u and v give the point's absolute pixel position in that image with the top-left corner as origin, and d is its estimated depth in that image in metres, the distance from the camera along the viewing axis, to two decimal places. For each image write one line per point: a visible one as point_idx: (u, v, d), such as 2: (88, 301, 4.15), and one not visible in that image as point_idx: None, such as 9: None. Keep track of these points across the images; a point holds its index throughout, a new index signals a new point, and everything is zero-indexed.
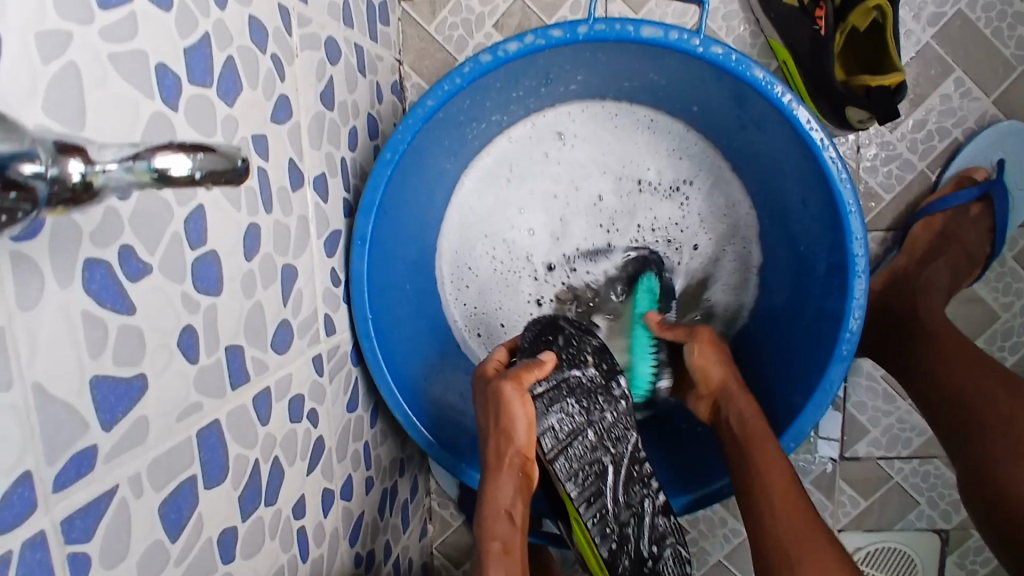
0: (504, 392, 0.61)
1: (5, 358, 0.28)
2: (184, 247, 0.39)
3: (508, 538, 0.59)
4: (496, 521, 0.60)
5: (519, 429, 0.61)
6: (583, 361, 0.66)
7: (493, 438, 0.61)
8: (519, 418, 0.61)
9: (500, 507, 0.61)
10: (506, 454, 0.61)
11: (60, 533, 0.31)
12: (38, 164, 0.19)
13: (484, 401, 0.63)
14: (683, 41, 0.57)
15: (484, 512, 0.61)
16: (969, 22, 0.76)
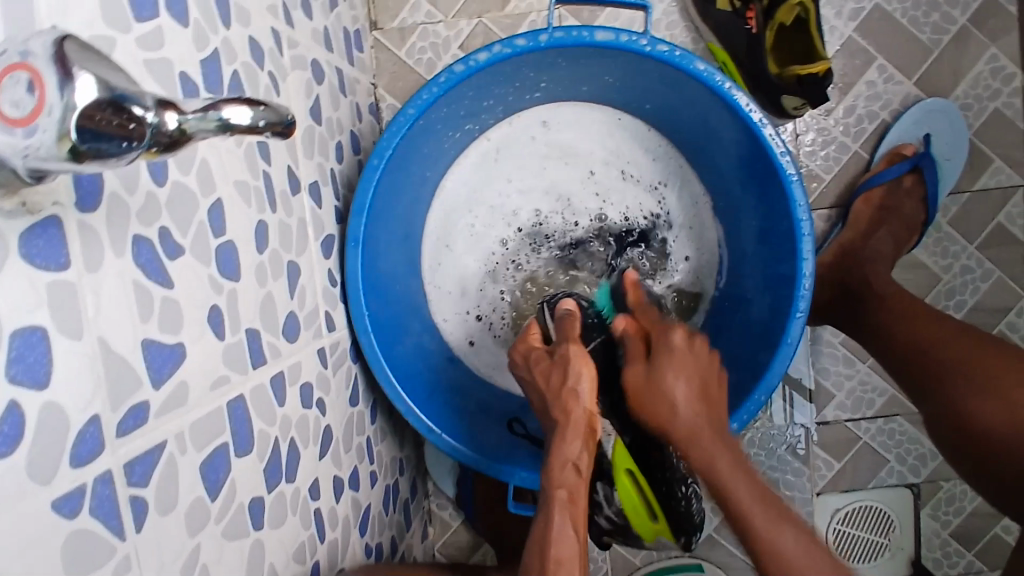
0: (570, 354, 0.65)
1: (77, 312, 0.32)
2: (207, 233, 0.44)
3: (573, 490, 0.62)
4: (562, 473, 0.62)
5: (584, 390, 0.64)
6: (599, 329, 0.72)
7: (558, 398, 0.64)
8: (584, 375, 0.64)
9: (564, 461, 0.63)
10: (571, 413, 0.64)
11: (123, 474, 0.34)
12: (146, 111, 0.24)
13: (543, 368, 0.67)
14: (633, 42, 0.64)
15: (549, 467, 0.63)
16: (882, 18, 0.85)
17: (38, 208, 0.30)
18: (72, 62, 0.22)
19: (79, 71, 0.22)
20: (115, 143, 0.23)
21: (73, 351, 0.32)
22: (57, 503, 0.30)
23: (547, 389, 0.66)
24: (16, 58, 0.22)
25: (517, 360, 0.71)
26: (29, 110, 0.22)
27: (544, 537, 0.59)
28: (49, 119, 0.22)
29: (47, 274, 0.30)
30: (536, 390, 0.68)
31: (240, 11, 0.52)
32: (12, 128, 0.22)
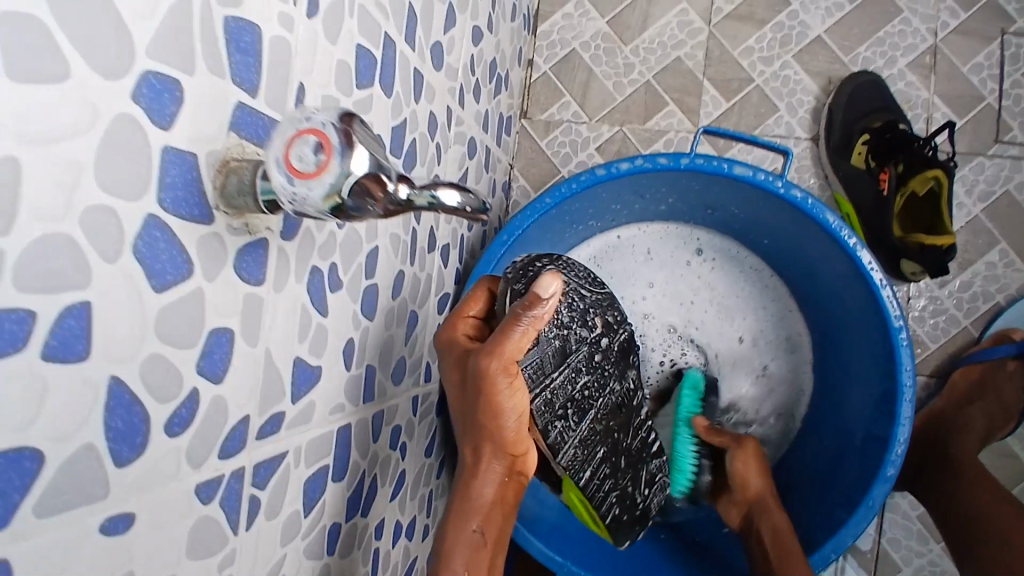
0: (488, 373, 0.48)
1: (257, 321, 0.36)
2: (361, 275, 0.49)
3: (484, 527, 0.53)
4: (466, 536, 0.52)
5: (510, 426, 0.51)
6: (592, 326, 0.61)
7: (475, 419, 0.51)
8: (510, 399, 0.49)
9: (472, 522, 0.53)
10: (485, 457, 0.52)
11: (251, 474, 0.38)
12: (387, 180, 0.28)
13: (468, 388, 0.51)
14: (769, 181, 0.68)
15: (449, 532, 0.52)
16: (1017, 203, 0.86)
17: (255, 229, 0.35)
18: (354, 135, 0.27)
19: (358, 144, 0.27)
20: (368, 208, 0.28)
21: (246, 355, 0.36)
22: (200, 487, 0.33)
23: (460, 401, 0.52)
24: (307, 122, 0.27)
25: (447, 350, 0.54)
26: (312, 167, 0.27)
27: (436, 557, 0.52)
28: (330, 179, 0.27)
29: (247, 286, 0.35)
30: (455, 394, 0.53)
31: (430, 89, 0.59)
32: (294, 179, 0.27)
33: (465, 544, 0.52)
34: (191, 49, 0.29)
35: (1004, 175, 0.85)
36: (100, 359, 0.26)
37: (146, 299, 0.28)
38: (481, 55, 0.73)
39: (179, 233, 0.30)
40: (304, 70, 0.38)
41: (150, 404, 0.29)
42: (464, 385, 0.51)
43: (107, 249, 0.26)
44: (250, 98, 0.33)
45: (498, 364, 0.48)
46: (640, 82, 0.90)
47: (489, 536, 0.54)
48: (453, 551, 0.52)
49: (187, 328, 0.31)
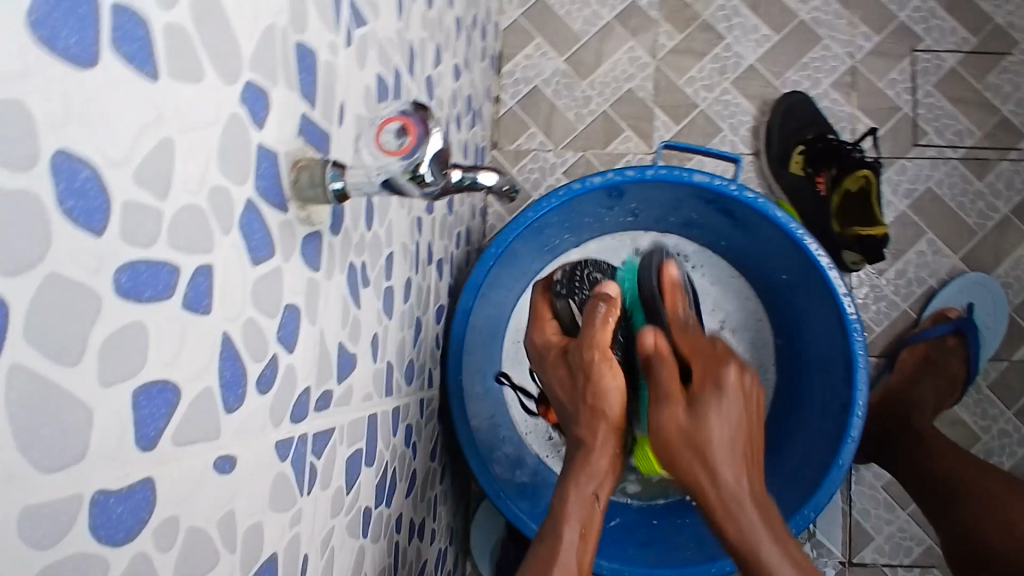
0: (589, 359, 0.64)
1: (316, 303, 0.42)
2: (382, 275, 0.54)
3: (598, 491, 0.64)
4: (582, 503, 0.63)
5: (612, 403, 0.64)
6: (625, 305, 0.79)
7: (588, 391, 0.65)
8: (610, 376, 0.64)
9: (585, 492, 0.63)
10: (598, 425, 0.65)
11: (311, 443, 0.42)
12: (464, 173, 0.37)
13: (573, 378, 0.67)
14: (724, 186, 0.77)
15: (565, 497, 0.63)
16: (935, 199, 0.98)
17: (315, 222, 0.41)
18: (431, 123, 0.34)
19: (434, 132, 0.34)
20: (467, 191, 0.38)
21: (309, 332, 0.41)
22: (281, 445, 0.38)
23: (568, 383, 0.67)
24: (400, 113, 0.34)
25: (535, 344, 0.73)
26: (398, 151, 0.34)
27: (556, 522, 0.62)
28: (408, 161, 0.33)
29: (309, 271, 0.41)
30: (557, 381, 0.69)
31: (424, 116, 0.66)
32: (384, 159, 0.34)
33: (585, 501, 0.63)
34: (272, 64, 0.35)
35: (926, 173, 0.98)
36: (217, 314, 0.31)
37: (245, 270, 0.34)
38: (460, 89, 0.81)
39: (266, 218, 0.36)
40: (343, 90, 0.44)
41: (248, 362, 0.34)
42: (571, 374, 0.67)
43: (223, 223, 0.32)
44: (310, 109, 0.39)
45: (597, 351, 0.64)
46: (598, 112, 1.00)
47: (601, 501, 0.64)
48: (572, 510, 0.63)
49: (270, 300, 0.36)
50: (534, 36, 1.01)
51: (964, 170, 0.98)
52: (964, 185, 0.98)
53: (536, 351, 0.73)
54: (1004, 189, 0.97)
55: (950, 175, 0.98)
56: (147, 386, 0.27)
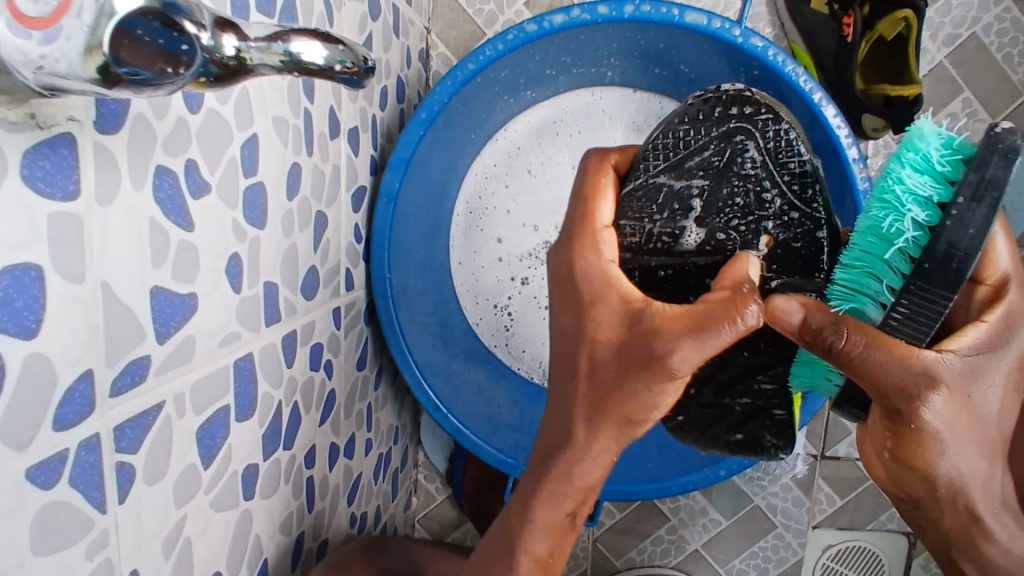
0: (673, 367, 0.42)
1: (79, 249, 0.27)
2: (238, 172, 0.39)
3: (577, 510, 0.49)
4: (556, 517, 0.48)
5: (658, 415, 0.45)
6: (744, 156, 0.48)
7: (627, 399, 0.44)
8: (671, 391, 0.43)
9: (560, 509, 0.48)
10: (601, 438, 0.46)
11: (111, 439, 0.30)
12: (236, 44, 0.20)
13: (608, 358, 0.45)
14: (725, 30, 0.59)
15: (530, 503, 0.48)
16: (978, 48, 0.81)
17: (47, 122, 0.25)
18: None
19: None
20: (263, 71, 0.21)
21: (71, 295, 0.27)
22: (32, 473, 0.26)
23: (608, 387, 0.44)
24: None
25: (594, 303, 0.46)
26: (51, 9, 0.17)
27: (513, 540, 0.48)
28: (76, 22, 0.17)
29: (50, 203, 0.26)
30: (587, 387, 0.45)
31: None
32: (22, 28, 0.17)
33: (553, 518, 0.48)
34: None
35: (973, 15, 0.81)
36: None
37: None
38: None
39: None
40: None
41: None
42: (613, 354, 0.44)
43: None
44: None
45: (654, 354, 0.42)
46: None
47: (574, 521, 0.49)
48: (532, 527, 0.48)
49: None
50: None
51: (1019, 14, 0.80)
52: (1014, 32, 0.81)
53: (601, 327, 0.45)
54: None
55: (1001, 20, 0.81)
56: None
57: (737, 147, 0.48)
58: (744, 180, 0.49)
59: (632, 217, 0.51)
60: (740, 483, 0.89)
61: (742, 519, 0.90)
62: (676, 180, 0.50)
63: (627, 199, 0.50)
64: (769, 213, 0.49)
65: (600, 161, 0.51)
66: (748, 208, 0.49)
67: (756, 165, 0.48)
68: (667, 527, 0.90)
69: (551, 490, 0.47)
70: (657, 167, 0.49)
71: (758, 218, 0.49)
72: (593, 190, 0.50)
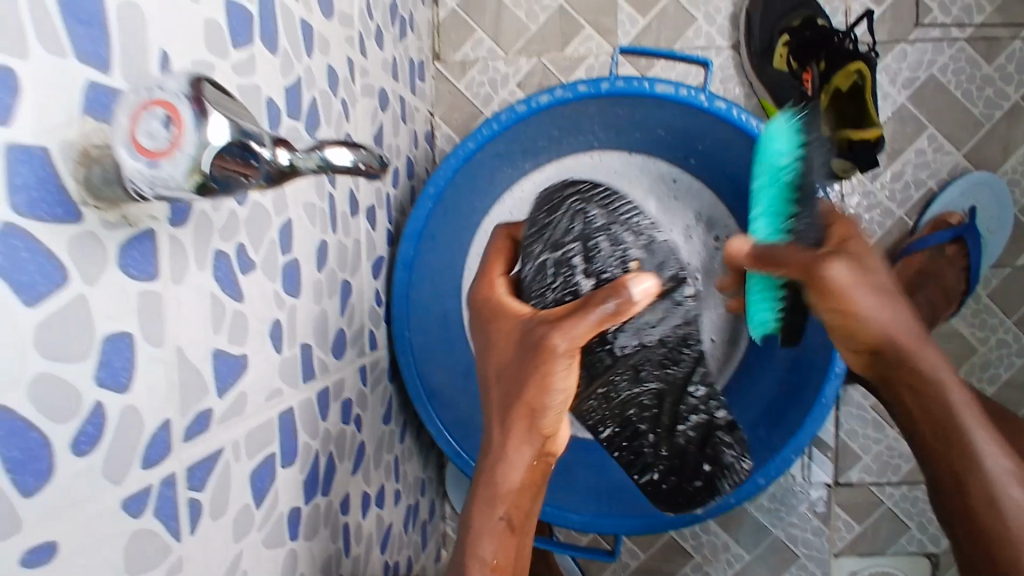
0: (553, 344, 0.48)
1: (160, 320, 0.34)
2: (277, 252, 0.46)
3: (510, 513, 0.56)
4: (489, 522, 0.55)
5: (556, 402, 0.51)
6: (590, 219, 0.57)
7: (528, 387, 0.51)
8: (562, 373, 0.50)
9: (495, 509, 0.55)
10: (521, 432, 0.53)
11: (184, 478, 0.36)
12: (288, 154, 0.27)
13: (514, 365, 0.51)
14: (692, 96, 0.67)
15: (472, 508, 0.56)
16: (937, 87, 0.88)
17: (136, 220, 0.32)
18: (205, 101, 0.24)
19: (213, 111, 0.23)
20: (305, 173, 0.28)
21: (153, 357, 0.33)
22: (127, 502, 0.32)
23: (511, 376, 0.52)
24: (159, 94, 0.23)
25: (497, 326, 0.54)
26: (164, 143, 0.23)
27: (463, 551, 0.56)
28: (184, 152, 0.23)
29: (139, 284, 0.32)
30: (500, 390, 0.53)
31: (323, 40, 0.55)
32: (145, 158, 0.23)
33: (490, 519, 0.55)
34: (10, 28, 0.25)
35: (929, 58, 0.88)
36: None
37: (17, 318, 0.25)
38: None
39: (43, 238, 0.27)
40: (163, 35, 0.34)
41: (48, 427, 0.27)
42: (517, 358, 0.51)
43: None
44: (106, 75, 0.30)
45: (559, 346, 0.48)
46: (553, 8, 0.87)
47: (509, 523, 0.56)
48: (480, 537, 0.55)
49: (77, 340, 0.28)
50: None
51: (971, 53, 0.88)
52: (970, 70, 0.88)
53: (502, 338, 0.53)
54: (1015, 73, 0.87)
55: (955, 60, 0.88)
56: None
57: (580, 211, 0.57)
58: (598, 233, 0.57)
59: (535, 292, 0.57)
60: (759, 517, 0.91)
61: (765, 552, 0.91)
62: (552, 253, 0.56)
63: (527, 284, 0.57)
64: (633, 243, 0.57)
65: (497, 244, 0.61)
66: (616, 246, 0.57)
67: (603, 220, 0.57)
68: (691, 564, 0.92)
69: (484, 485, 0.55)
70: (535, 248, 0.57)
71: (625, 249, 0.57)
72: (489, 264, 0.61)
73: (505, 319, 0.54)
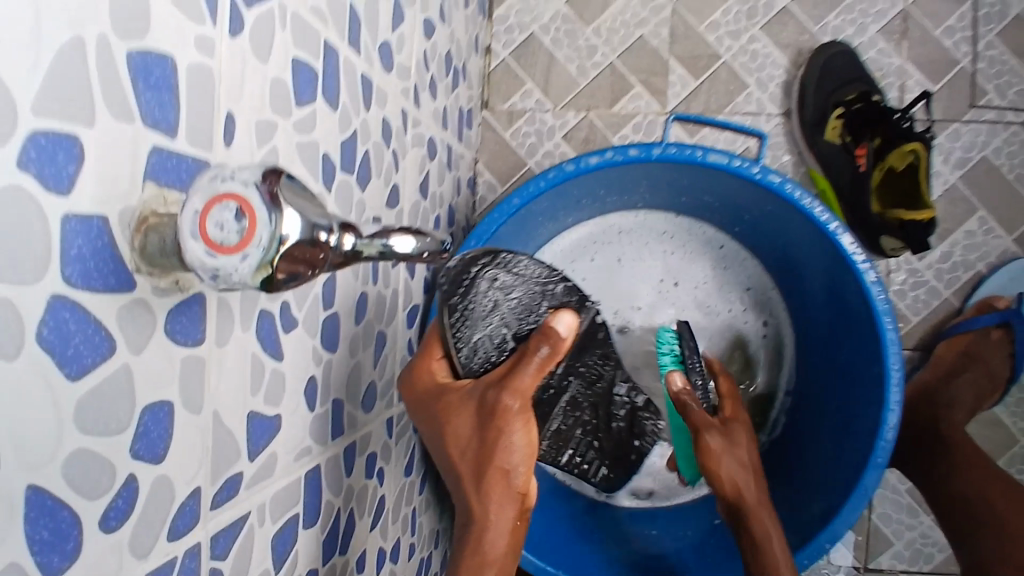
0: (505, 404, 0.50)
1: (201, 385, 0.33)
2: (319, 307, 0.45)
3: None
4: None
5: (519, 461, 0.51)
6: (459, 285, 0.57)
7: (494, 452, 0.51)
8: (519, 431, 0.51)
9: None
10: (496, 494, 0.52)
11: (208, 547, 0.34)
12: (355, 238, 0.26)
13: (474, 435, 0.51)
14: (744, 168, 0.66)
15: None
16: (992, 169, 0.86)
17: (188, 285, 0.31)
18: (280, 195, 0.23)
19: (287, 205, 0.23)
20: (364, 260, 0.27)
21: (190, 424, 0.32)
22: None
23: (476, 448, 0.51)
24: (234, 186, 0.23)
25: (448, 409, 0.52)
26: (234, 238, 0.22)
27: None
28: (254, 247, 0.22)
29: (183, 349, 0.31)
30: (467, 460, 0.51)
31: (380, 93, 0.55)
32: (213, 255, 0.22)
33: None
34: (82, 97, 0.25)
35: (982, 140, 0.86)
36: (8, 469, 0.23)
37: (58, 392, 0.24)
38: (435, 48, 0.69)
39: (94, 308, 0.26)
40: (231, 97, 0.34)
41: (79, 505, 0.26)
42: (475, 428, 0.51)
43: (5, 346, 0.22)
44: (169, 139, 0.30)
45: (515, 401, 0.50)
46: (604, 65, 0.87)
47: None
48: None
49: (116, 412, 0.27)
50: None
51: None
52: None
53: (454, 412, 0.52)
54: None
55: (1010, 143, 0.86)
56: None
57: (462, 275, 0.57)
58: (463, 294, 0.57)
59: (466, 360, 0.57)
60: None
61: None
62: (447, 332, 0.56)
63: (468, 367, 0.57)
64: (482, 287, 0.59)
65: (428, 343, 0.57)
66: (460, 307, 0.57)
67: (467, 279, 0.58)
68: None
69: (467, 569, 0.51)
70: (467, 333, 0.57)
71: (474, 294, 0.59)
72: (422, 359, 0.56)
73: (452, 395, 0.53)
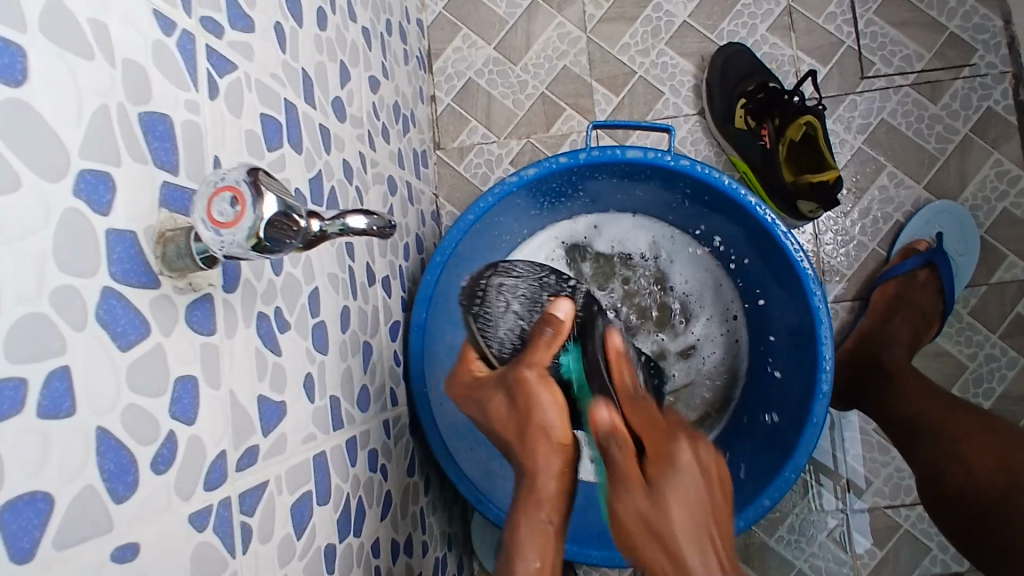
0: (524, 376, 0.62)
1: (217, 368, 0.41)
2: (307, 314, 0.54)
3: (551, 517, 0.59)
4: (533, 527, 0.59)
5: (552, 419, 0.61)
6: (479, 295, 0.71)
7: (530, 418, 0.61)
8: (547, 397, 0.62)
9: (538, 514, 0.59)
10: (541, 447, 0.61)
11: (238, 502, 0.42)
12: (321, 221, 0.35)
13: (510, 399, 0.63)
14: (659, 157, 0.76)
15: (516, 525, 0.59)
16: (892, 129, 0.97)
17: (199, 286, 0.40)
18: (264, 187, 0.33)
19: (268, 193, 0.32)
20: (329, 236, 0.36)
21: (212, 398, 0.41)
22: (193, 517, 0.38)
23: (517, 412, 0.63)
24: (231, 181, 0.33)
25: (486, 388, 0.66)
26: (230, 217, 0.32)
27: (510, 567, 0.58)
28: (245, 224, 0.32)
29: (200, 336, 0.40)
30: (513, 424, 0.63)
31: (337, 139, 0.65)
32: (217, 228, 0.32)
33: (536, 532, 0.58)
34: (110, 145, 0.34)
35: (878, 105, 0.97)
36: (84, 410, 0.31)
37: (115, 358, 0.33)
38: (382, 99, 0.79)
39: (133, 300, 0.35)
40: (215, 143, 0.44)
41: (135, 448, 0.34)
42: (510, 399, 0.63)
43: (74, 320, 0.31)
44: (173, 175, 0.39)
45: (534, 369, 0.63)
46: (535, 95, 0.98)
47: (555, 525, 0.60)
48: (527, 546, 0.58)
49: (155, 380, 0.36)
50: (460, 28, 1.00)
51: (917, 97, 0.97)
52: (918, 111, 0.97)
53: (491, 394, 0.65)
54: (960, 109, 0.96)
55: (903, 104, 0.97)
56: (13, 500, 0.27)
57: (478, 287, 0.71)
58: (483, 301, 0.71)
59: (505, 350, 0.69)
60: (780, 550, 0.95)
61: None
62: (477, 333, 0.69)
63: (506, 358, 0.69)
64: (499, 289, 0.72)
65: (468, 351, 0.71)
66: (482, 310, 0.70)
67: (484, 288, 0.71)
68: None
69: (524, 508, 0.59)
70: (492, 331, 0.69)
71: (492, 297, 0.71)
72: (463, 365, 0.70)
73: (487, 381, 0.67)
